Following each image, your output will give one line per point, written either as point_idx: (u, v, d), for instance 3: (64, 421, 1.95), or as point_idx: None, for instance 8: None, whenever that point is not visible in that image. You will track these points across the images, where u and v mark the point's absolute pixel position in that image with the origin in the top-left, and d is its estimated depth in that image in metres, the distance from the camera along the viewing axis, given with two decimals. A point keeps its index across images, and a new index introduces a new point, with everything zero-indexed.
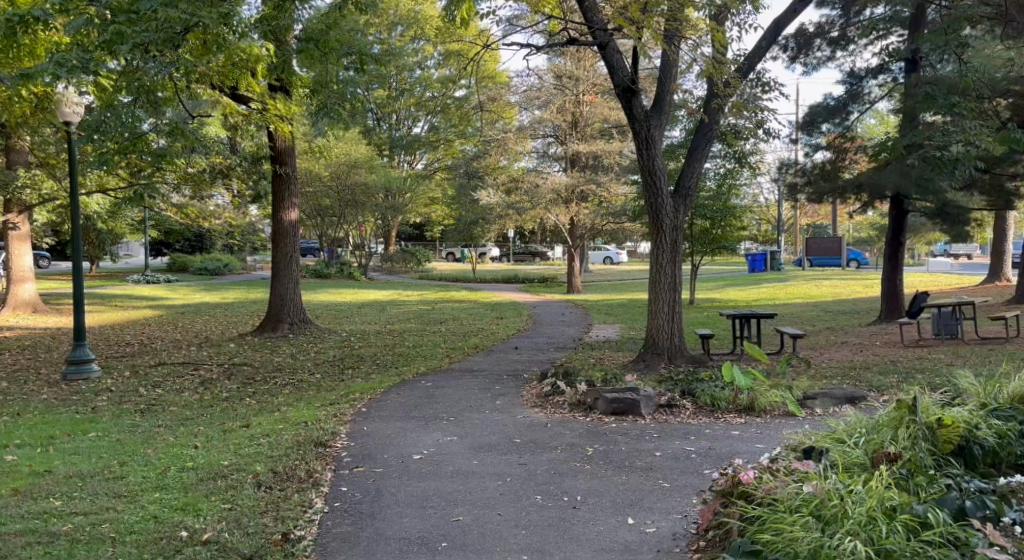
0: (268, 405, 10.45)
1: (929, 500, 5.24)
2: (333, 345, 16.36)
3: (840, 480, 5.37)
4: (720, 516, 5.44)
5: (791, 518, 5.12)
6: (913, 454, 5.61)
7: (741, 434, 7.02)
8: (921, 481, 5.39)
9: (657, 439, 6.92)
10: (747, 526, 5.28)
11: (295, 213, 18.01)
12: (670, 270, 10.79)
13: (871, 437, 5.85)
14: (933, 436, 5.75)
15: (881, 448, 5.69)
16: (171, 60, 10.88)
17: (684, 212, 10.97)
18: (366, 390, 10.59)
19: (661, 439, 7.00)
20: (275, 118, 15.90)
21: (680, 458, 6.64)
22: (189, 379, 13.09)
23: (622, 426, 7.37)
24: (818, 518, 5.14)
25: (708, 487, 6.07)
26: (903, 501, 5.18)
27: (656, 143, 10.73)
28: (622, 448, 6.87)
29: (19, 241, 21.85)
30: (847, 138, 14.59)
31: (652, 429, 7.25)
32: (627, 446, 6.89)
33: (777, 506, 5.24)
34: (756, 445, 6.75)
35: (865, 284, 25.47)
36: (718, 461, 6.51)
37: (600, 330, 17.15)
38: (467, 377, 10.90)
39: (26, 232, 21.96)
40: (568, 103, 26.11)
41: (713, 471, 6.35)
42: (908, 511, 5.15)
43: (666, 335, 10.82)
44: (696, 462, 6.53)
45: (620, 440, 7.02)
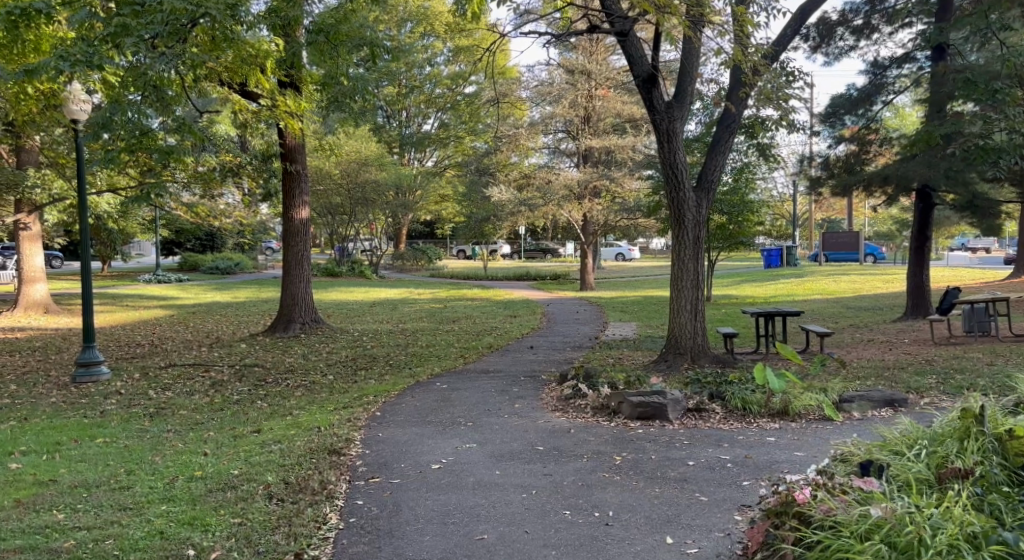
0: (280, 408, 10.18)
1: (1015, 527, 4.96)
2: (345, 346, 16.08)
3: (910, 501, 5.13)
4: (774, 540, 5.13)
5: (861, 548, 4.88)
6: (984, 471, 5.36)
7: (777, 441, 6.68)
8: (999, 502, 5.14)
9: (690, 447, 6.59)
10: (809, 553, 5.01)
11: (307, 211, 17.73)
12: (692, 267, 10.45)
13: (934, 449, 5.62)
14: (1003, 449, 5.48)
15: (948, 463, 5.45)
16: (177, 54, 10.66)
17: (706, 207, 10.62)
18: (380, 392, 10.31)
19: (693, 446, 6.67)
20: (285, 115, 15.67)
21: (715, 467, 6.31)
22: (199, 382, 12.84)
23: (650, 431, 7.04)
24: (891, 546, 4.90)
25: (751, 503, 5.75)
26: (986, 527, 4.92)
27: (677, 135, 10.37)
28: (653, 457, 6.54)
29: (29, 241, 21.67)
30: (871, 130, 14.19)
31: (682, 436, 6.92)
32: (658, 455, 6.56)
33: (841, 531, 4.99)
34: (795, 454, 6.43)
35: (884, 279, 25.05)
36: (757, 473, 6.18)
37: (616, 328, 16.85)
38: (485, 378, 10.59)
39: (37, 232, 21.77)
40: (579, 98, 25.84)
41: (752, 483, 6.03)
42: (993, 538, 4.88)
43: (688, 335, 10.48)
44: (733, 473, 6.19)
45: (650, 447, 6.69)
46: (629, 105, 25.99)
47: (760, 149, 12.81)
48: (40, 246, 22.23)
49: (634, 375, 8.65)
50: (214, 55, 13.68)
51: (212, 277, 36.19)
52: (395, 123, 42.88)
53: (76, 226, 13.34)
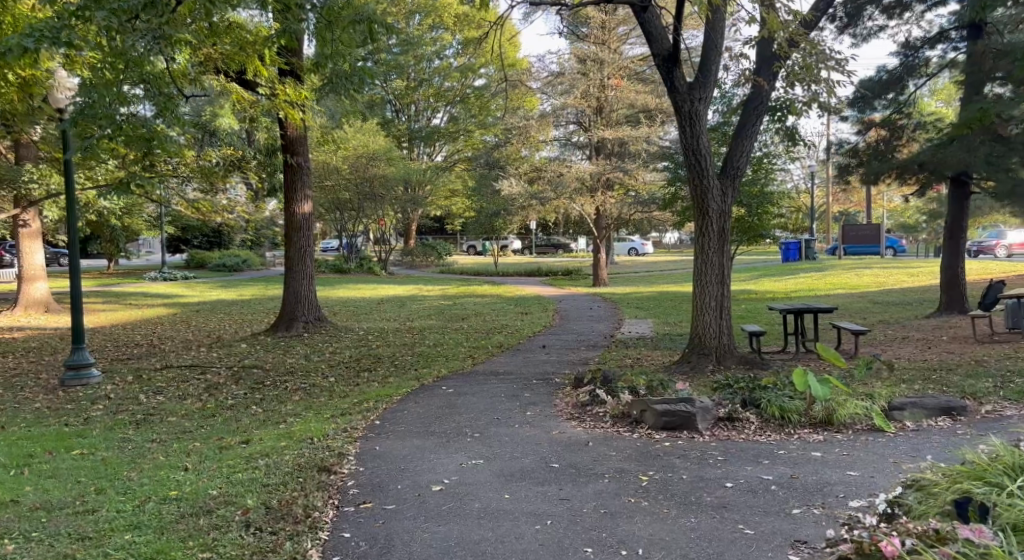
0: (275, 414, 9.50)
1: None
2: (349, 345, 15.40)
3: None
4: None
5: None
6: None
7: (825, 457, 6.01)
8: None
9: (726, 466, 5.89)
10: None
11: (310, 205, 17.05)
12: (717, 262, 9.73)
13: None
14: None
15: None
16: (155, 29, 10.15)
17: (732, 196, 9.88)
18: (382, 397, 9.60)
19: (729, 464, 5.97)
20: (285, 105, 14.98)
21: (758, 491, 5.63)
22: (194, 385, 12.18)
23: (678, 445, 6.33)
24: None
25: (808, 542, 5.07)
26: None
27: (700, 119, 9.64)
28: (684, 477, 5.84)
29: (29, 239, 21.10)
30: (902, 115, 13.44)
31: (715, 451, 6.22)
32: (690, 475, 5.86)
33: None
34: (847, 475, 5.76)
35: (909, 273, 24.23)
36: (807, 498, 5.52)
37: (632, 326, 16.14)
38: (495, 382, 9.87)
39: (38, 229, 21.20)
40: (591, 88, 25.17)
41: (806, 512, 5.35)
42: None
43: (715, 335, 9.76)
44: (780, 499, 5.51)
45: (680, 465, 5.99)
46: (641, 94, 25.20)
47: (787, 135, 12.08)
48: (40, 244, 21.64)
49: (655, 379, 7.91)
50: (196, 31, 13.09)
51: (219, 274, 35.63)
52: (404, 117, 42.21)
53: (65, 220, 12.66)
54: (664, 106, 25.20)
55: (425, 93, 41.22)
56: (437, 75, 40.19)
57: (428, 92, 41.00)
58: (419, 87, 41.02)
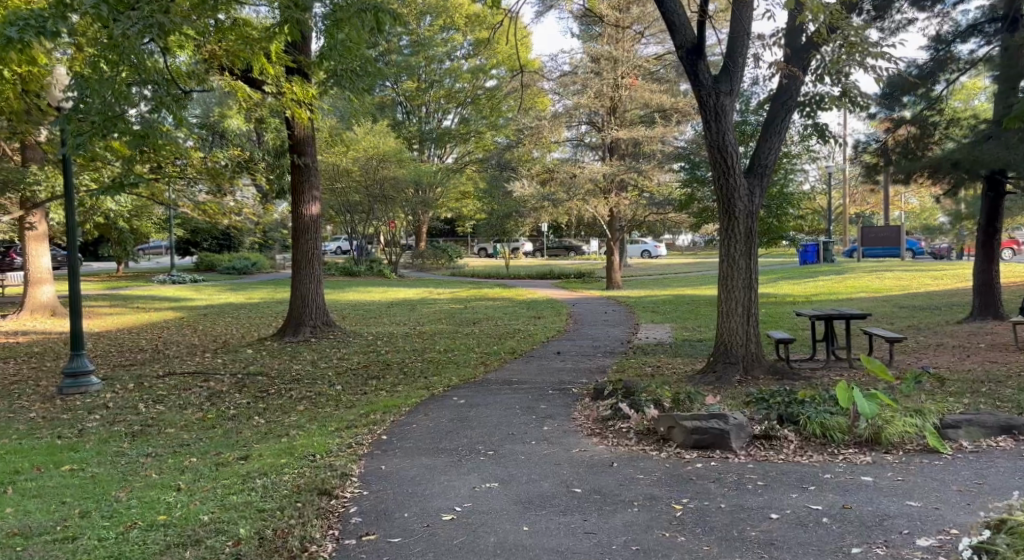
0: (278, 426, 9.01)
1: None
2: (358, 351, 14.93)
3: None
4: None
5: None
6: None
7: (877, 484, 5.64)
8: None
9: (768, 494, 5.49)
10: None
11: (318, 206, 16.58)
12: (744, 265, 9.23)
13: None
14: None
15: None
16: None
17: (760, 195, 9.37)
18: (389, 408, 9.12)
19: (771, 492, 5.57)
20: (292, 104, 14.64)
21: (806, 524, 5.23)
22: (196, 393, 11.69)
23: (713, 468, 5.89)
24: None
25: None
26: None
27: (726, 114, 9.12)
28: (723, 507, 5.43)
29: (36, 242, 20.72)
30: (934, 111, 12.85)
31: (754, 475, 5.79)
32: (729, 505, 5.45)
33: None
34: (908, 505, 5.40)
35: (933, 275, 23.61)
36: (865, 534, 5.13)
37: (649, 332, 15.63)
38: (510, 392, 9.37)
39: (44, 232, 20.81)
40: (605, 87, 24.66)
41: (864, 552, 4.96)
42: None
43: (740, 343, 9.28)
44: (832, 535, 5.12)
45: (716, 492, 5.59)
46: (656, 93, 24.60)
47: (817, 132, 11.49)
48: (47, 247, 21.26)
49: (682, 391, 7.46)
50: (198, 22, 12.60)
51: (229, 278, 35.23)
52: (415, 119, 41.73)
53: (64, 223, 12.21)
54: (680, 106, 24.61)
55: (435, 94, 40.74)
56: (448, 76, 39.78)
57: (439, 93, 40.53)
58: (430, 89, 40.55)
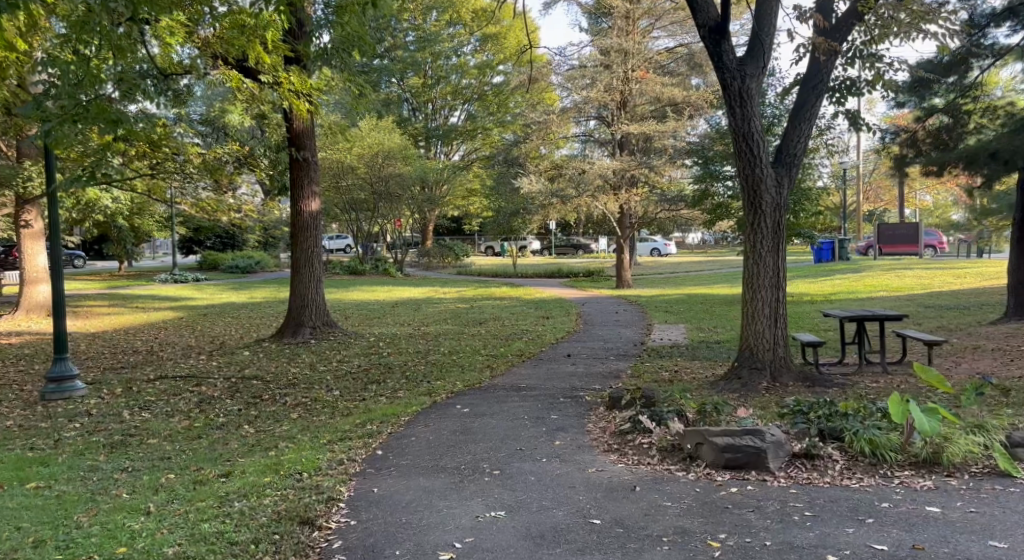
0: (268, 437, 8.37)
1: None
2: (359, 354, 14.25)
3: None
4: None
5: None
6: None
7: (946, 517, 5.21)
8: None
9: (822, 531, 5.07)
10: None
11: (317, 202, 15.92)
12: (772, 262, 8.60)
13: None
14: None
15: None
16: None
17: (789, 185, 8.70)
18: (387, 417, 8.48)
19: (821, 527, 5.14)
20: (290, 94, 13.91)
21: None
22: (186, 399, 11.02)
23: (753, 500, 5.43)
24: None
25: None
26: None
27: (751, 98, 8.45)
28: (768, 545, 4.99)
29: (32, 239, 20.09)
30: (967, 99, 12.14)
31: (798, 508, 5.33)
32: (775, 541, 5.01)
33: None
34: (992, 546, 4.93)
35: (954, 274, 22.93)
36: None
37: (662, 333, 14.97)
38: (519, 399, 8.74)
39: (41, 229, 20.19)
40: (615, 81, 23.98)
41: None
42: None
43: (767, 346, 8.65)
44: None
45: (759, 525, 5.15)
46: (668, 86, 23.83)
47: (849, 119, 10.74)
48: (43, 245, 20.63)
49: (708, 401, 6.90)
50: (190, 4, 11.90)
51: (233, 276, 34.59)
52: (421, 116, 41.00)
53: (48, 220, 11.60)
54: (692, 100, 23.75)
55: (442, 91, 40.15)
56: (454, 73, 39.17)
57: (445, 90, 39.90)
58: (436, 85, 39.88)
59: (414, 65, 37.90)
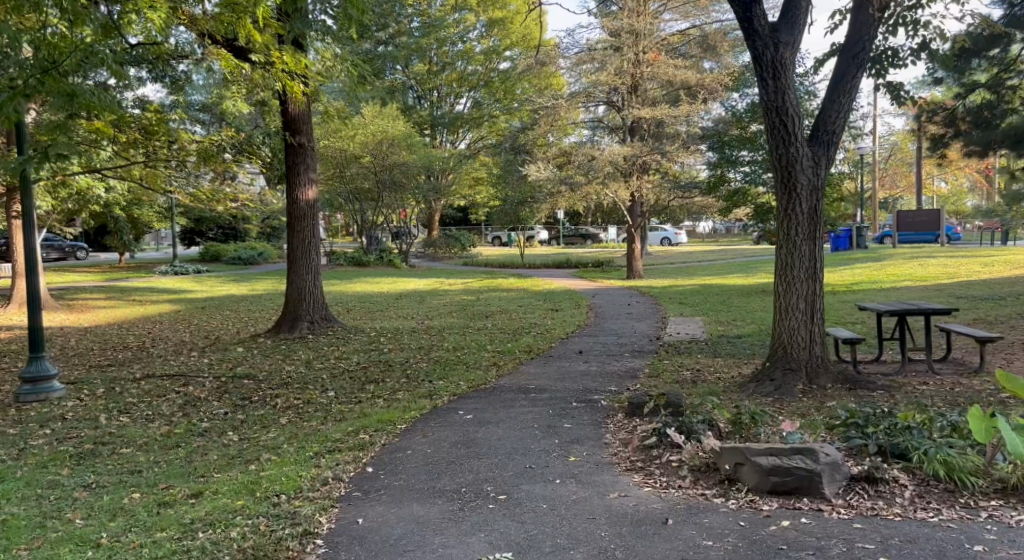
0: (252, 447, 7.62)
1: None
2: (358, 350, 13.45)
3: None
4: None
5: None
6: None
7: None
8: None
9: None
10: None
11: (314, 190, 15.08)
12: (808, 250, 7.85)
13: None
14: None
15: None
16: None
17: (827, 166, 7.95)
18: (384, 423, 7.74)
19: None
20: (282, 74, 13.12)
21: None
22: (170, 401, 10.24)
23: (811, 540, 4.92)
24: None
25: None
26: None
27: (785, 66, 7.71)
28: None
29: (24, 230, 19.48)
30: (1011, 73, 11.26)
31: (866, 550, 4.84)
32: None
33: None
34: None
35: (980, 262, 22.05)
36: None
37: (679, 327, 14.17)
38: (529, 402, 7.98)
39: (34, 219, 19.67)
40: (626, 64, 23.04)
41: None
42: None
43: (803, 343, 7.89)
44: None
45: None
46: (680, 70, 22.94)
47: (890, 92, 9.96)
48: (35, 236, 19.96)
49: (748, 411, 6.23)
50: None
51: (235, 268, 33.78)
52: (427, 104, 40.06)
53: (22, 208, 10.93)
54: (705, 83, 22.86)
55: (447, 77, 39.25)
56: (460, 59, 38.29)
57: (451, 76, 39.03)
58: (442, 72, 38.99)
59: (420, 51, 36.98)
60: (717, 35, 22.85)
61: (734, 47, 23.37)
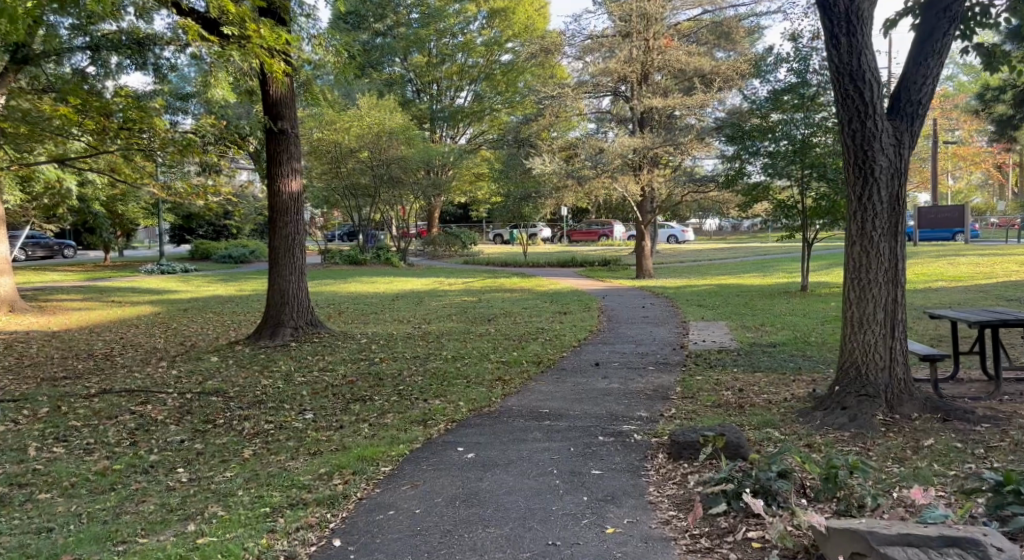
0: (201, 492, 6.15)
1: None
2: (345, 360, 11.90)
3: None
4: None
5: None
6: None
7: None
8: None
9: None
10: None
11: (299, 181, 13.41)
12: (889, 249, 6.41)
13: None
14: None
15: None
16: None
17: (911, 144, 6.47)
18: (368, 462, 6.30)
19: None
20: (261, 51, 11.49)
21: None
22: (119, 424, 8.70)
23: None
24: None
25: None
26: None
27: (864, 19, 6.26)
28: None
29: None
30: None
31: None
32: None
33: None
34: None
35: (1015, 262, 20.53)
36: None
37: (704, 334, 12.71)
38: (547, 437, 6.51)
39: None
40: (636, 50, 21.46)
41: None
42: None
43: (881, 365, 6.44)
44: None
45: None
46: (694, 57, 21.35)
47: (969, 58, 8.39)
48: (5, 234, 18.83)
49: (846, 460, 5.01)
50: None
51: (225, 267, 32.24)
52: (426, 98, 38.29)
53: None
54: (720, 70, 21.21)
55: (447, 70, 37.49)
56: (460, 51, 36.64)
57: (451, 69, 37.35)
58: (441, 64, 37.29)
59: (417, 43, 35.39)
60: (731, 21, 21.28)
61: (748, 34, 21.80)
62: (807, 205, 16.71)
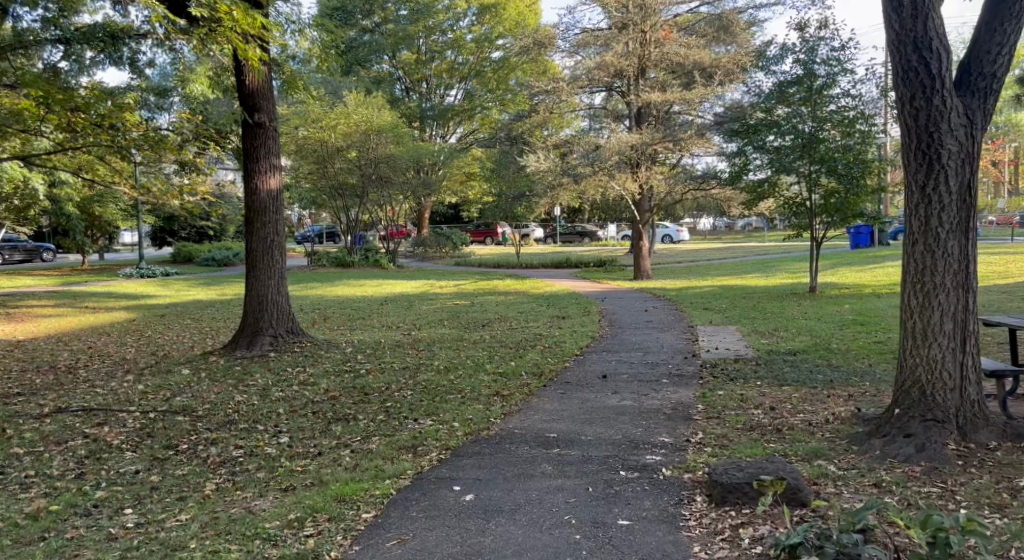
0: (148, 543, 5.20)
1: None
2: (329, 372, 10.87)
3: None
4: None
5: None
6: None
7: None
8: None
9: None
10: None
11: (278, 178, 12.32)
12: (958, 247, 5.53)
13: None
14: None
15: None
16: None
17: (983, 126, 5.61)
18: (351, 503, 5.41)
19: None
20: (233, 35, 10.42)
21: None
22: (66, 452, 7.64)
23: None
24: None
25: None
26: None
27: None
28: None
29: None
30: None
31: None
32: None
33: None
34: None
35: None
36: None
37: (715, 340, 11.73)
38: (560, 472, 5.62)
39: None
40: (633, 43, 20.48)
41: None
42: None
43: (950, 386, 5.54)
44: None
45: None
46: (693, 49, 20.31)
47: None
48: None
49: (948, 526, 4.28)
50: None
51: (207, 271, 31.12)
52: (415, 96, 37.27)
53: None
54: (721, 63, 20.05)
55: (436, 67, 36.50)
56: (449, 47, 35.67)
57: (441, 67, 36.39)
58: (431, 61, 36.33)
59: (405, 39, 34.39)
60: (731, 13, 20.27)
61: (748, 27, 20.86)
62: (815, 204, 15.52)
